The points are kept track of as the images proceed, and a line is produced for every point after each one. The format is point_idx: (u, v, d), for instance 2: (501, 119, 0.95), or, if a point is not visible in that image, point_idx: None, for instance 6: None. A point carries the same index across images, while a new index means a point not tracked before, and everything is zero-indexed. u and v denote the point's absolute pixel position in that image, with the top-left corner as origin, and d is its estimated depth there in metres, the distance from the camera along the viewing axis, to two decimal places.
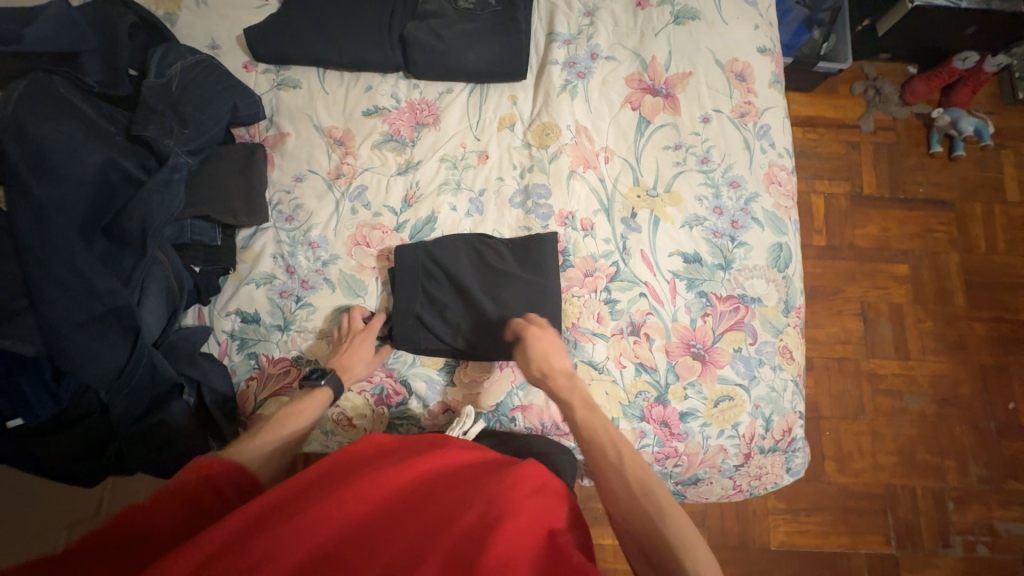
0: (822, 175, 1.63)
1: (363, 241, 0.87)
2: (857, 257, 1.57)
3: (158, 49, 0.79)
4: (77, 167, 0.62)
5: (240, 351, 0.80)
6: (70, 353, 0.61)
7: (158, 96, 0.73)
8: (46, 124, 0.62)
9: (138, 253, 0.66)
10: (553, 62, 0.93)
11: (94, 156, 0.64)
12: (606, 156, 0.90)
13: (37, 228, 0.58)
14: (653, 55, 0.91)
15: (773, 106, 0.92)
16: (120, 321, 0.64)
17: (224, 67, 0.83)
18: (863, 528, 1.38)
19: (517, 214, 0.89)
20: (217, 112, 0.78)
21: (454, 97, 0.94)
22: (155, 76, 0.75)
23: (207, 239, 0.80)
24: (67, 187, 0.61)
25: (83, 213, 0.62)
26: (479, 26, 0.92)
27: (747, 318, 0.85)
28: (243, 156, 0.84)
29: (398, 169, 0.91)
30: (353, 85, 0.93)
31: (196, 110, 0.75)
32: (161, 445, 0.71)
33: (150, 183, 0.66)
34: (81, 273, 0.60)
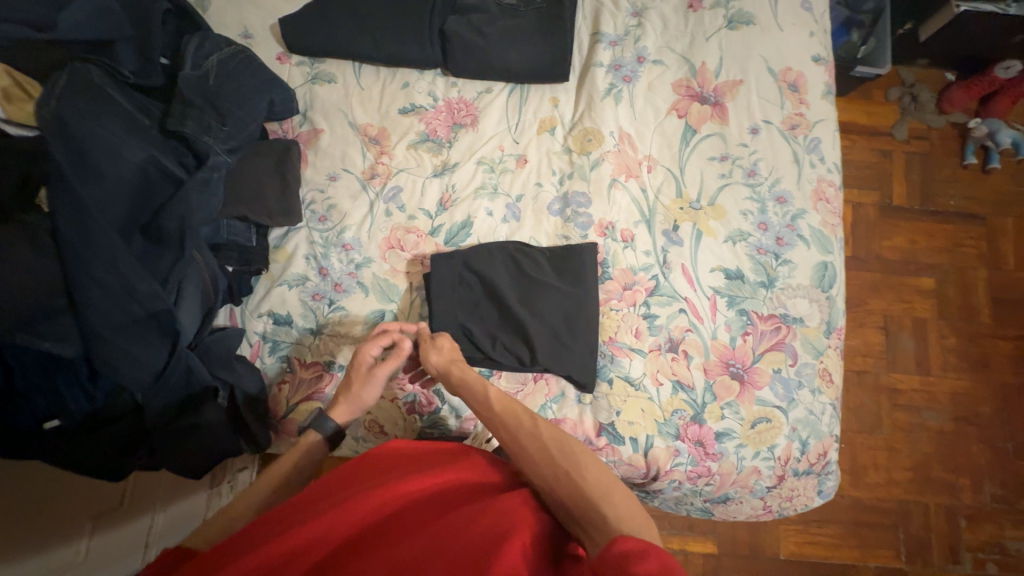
0: (851, 183, 1.59)
1: (397, 245, 0.84)
2: (882, 267, 1.53)
3: (195, 39, 0.76)
4: (118, 165, 0.60)
5: (272, 354, 0.79)
6: (110, 357, 0.59)
7: (196, 90, 0.71)
8: (88, 119, 0.59)
9: (176, 254, 0.64)
10: (598, 64, 0.89)
11: (136, 154, 0.62)
12: (649, 165, 0.87)
13: (79, 229, 0.56)
14: (703, 61, 0.87)
15: (825, 119, 0.88)
16: (159, 325, 0.62)
17: (260, 59, 0.80)
18: (875, 542, 1.36)
19: (554, 222, 0.87)
20: (256, 107, 0.75)
21: (493, 97, 0.91)
22: (192, 68, 0.72)
23: (242, 240, 0.77)
24: (109, 187, 0.59)
25: (122, 213, 0.60)
26: (522, 24, 0.89)
27: (789, 338, 0.83)
28: (278, 153, 0.82)
29: (434, 171, 0.88)
30: (389, 81, 0.90)
31: (234, 106, 0.73)
32: (194, 450, 0.70)
33: (190, 182, 0.64)
34: (122, 276, 0.58)
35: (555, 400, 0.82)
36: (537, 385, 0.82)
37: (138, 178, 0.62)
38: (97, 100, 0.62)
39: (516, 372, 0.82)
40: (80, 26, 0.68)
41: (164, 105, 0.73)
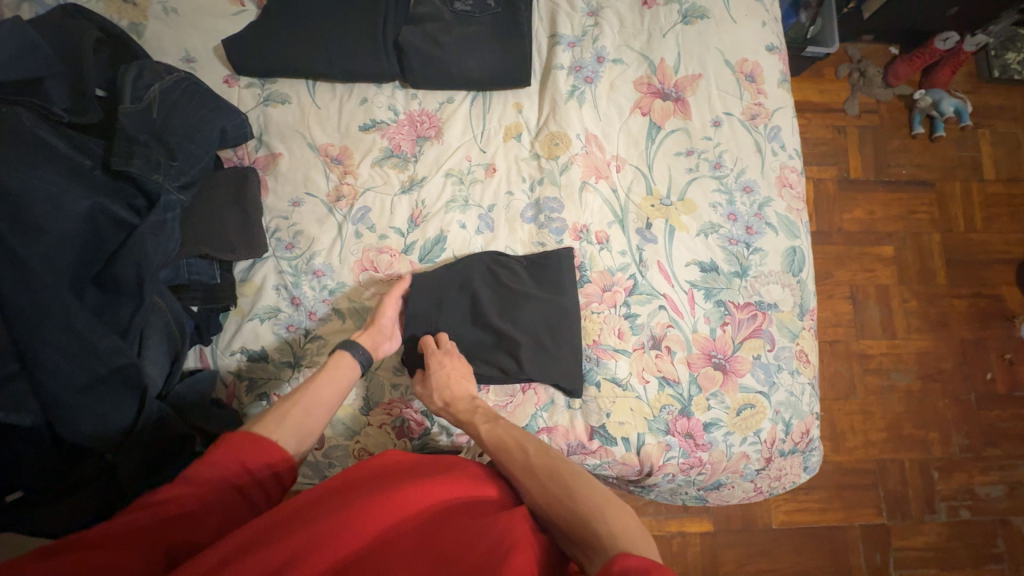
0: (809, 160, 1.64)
1: (370, 266, 0.82)
2: (844, 240, 1.59)
3: (131, 67, 0.71)
4: (61, 218, 0.56)
5: (250, 392, 0.76)
6: (74, 420, 0.56)
7: (139, 125, 0.66)
8: (22, 174, 0.55)
9: (135, 301, 0.61)
10: (559, 67, 0.88)
11: (79, 204, 0.58)
12: (617, 165, 0.88)
13: (25, 292, 0.52)
14: (662, 57, 0.88)
15: (783, 106, 0.90)
16: (125, 381, 0.59)
17: (205, 86, 0.76)
18: (858, 502, 1.42)
19: (529, 229, 0.86)
20: (207, 139, 0.72)
21: (456, 107, 0.89)
22: (132, 100, 0.68)
23: (206, 278, 0.73)
24: (53, 243, 0.55)
25: (70, 268, 0.57)
26: (478, 31, 0.87)
27: (765, 324, 0.85)
28: (236, 182, 0.78)
29: (402, 187, 0.86)
30: (346, 97, 0.87)
31: (184, 139, 0.70)
32: None
33: (142, 226, 0.61)
34: (80, 332, 0.55)
35: (545, 408, 0.82)
36: (526, 395, 0.82)
37: (85, 227, 0.58)
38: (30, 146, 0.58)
39: (503, 384, 0.81)
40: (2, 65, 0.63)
41: (105, 141, 0.69)
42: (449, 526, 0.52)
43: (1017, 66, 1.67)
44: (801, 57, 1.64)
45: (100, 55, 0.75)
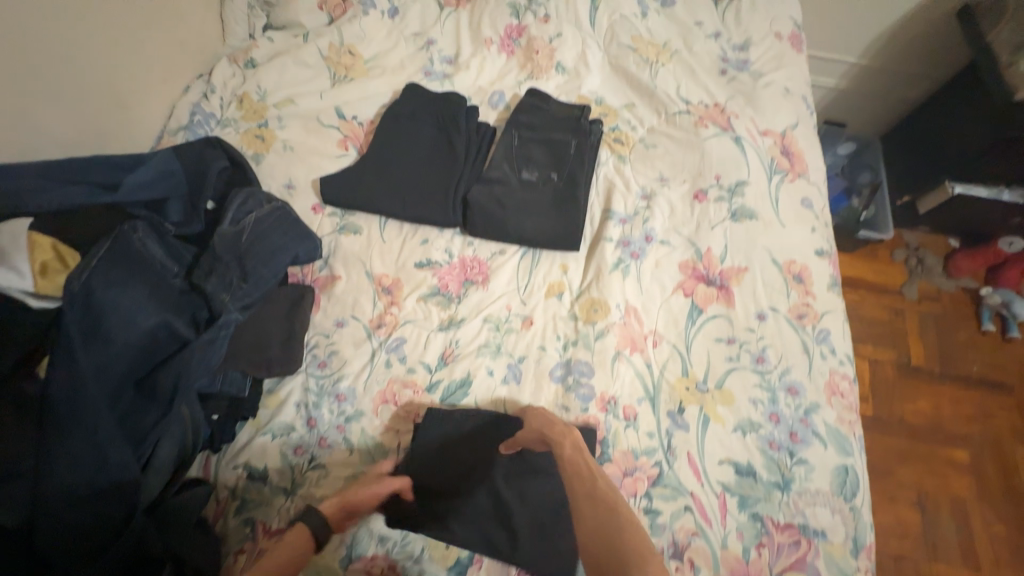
0: (865, 339, 1.56)
1: (391, 399, 0.82)
2: (910, 434, 1.42)
3: (240, 195, 0.83)
4: (128, 331, 0.61)
5: (236, 515, 0.72)
6: (56, 531, 0.55)
7: (228, 247, 0.75)
8: (113, 289, 0.62)
9: (162, 411, 0.64)
10: (608, 239, 0.94)
11: (149, 320, 0.63)
12: (655, 340, 0.87)
13: (69, 399, 0.55)
14: (709, 246, 0.92)
15: (832, 310, 0.88)
16: (118, 498, 0.58)
17: (295, 213, 0.87)
18: None
19: (555, 389, 0.84)
20: (280, 264, 0.79)
21: (507, 259, 0.95)
22: (230, 224, 0.78)
23: (234, 391, 0.74)
24: (112, 352, 0.60)
25: (117, 375, 0.61)
26: (539, 199, 0.97)
27: (810, 555, 0.73)
28: (293, 299, 0.83)
29: (440, 325, 0.89)
30: (411, 235, 0.96)
31: (260, 263, 0.77)
32: None
33: (195, 343, 0.66)
34: (99, 446, 0.56)
35: None
36: None
37: (144, 341, 0.63)
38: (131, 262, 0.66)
39: (498, 564, 0.72)
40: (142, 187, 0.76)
41: (197, 249, 0.78)
42: None
43: None
44: (853, 238, 1.66)
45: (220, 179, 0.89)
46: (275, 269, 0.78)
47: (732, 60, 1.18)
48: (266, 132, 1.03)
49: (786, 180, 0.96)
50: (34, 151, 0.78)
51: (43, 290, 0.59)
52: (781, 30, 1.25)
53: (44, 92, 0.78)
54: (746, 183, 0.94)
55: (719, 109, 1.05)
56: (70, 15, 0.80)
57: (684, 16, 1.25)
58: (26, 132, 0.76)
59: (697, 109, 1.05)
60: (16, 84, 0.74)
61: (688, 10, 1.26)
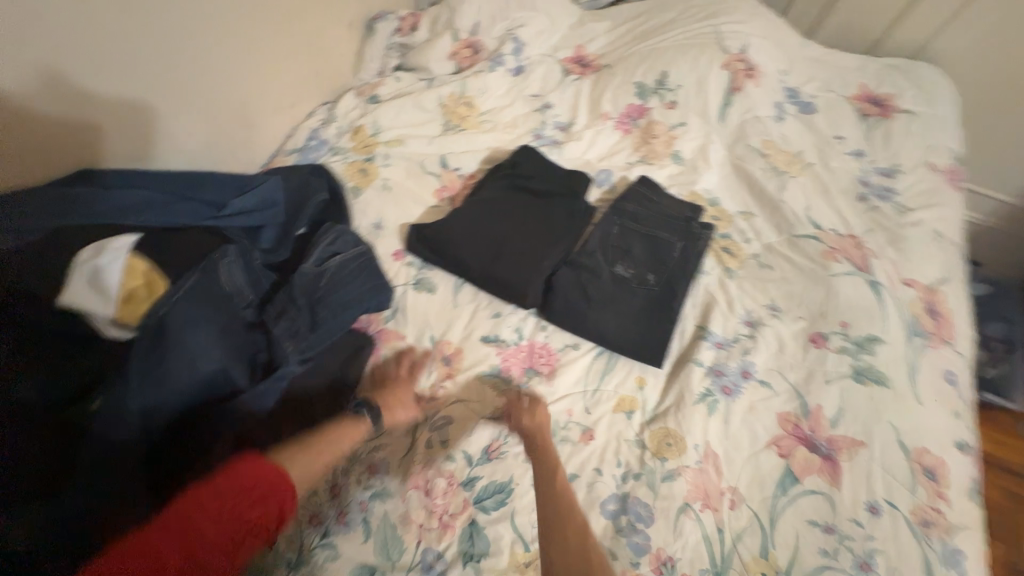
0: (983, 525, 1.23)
1: (423, 487, 0.75)
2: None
3: (330, 233, 0.82)
4: (187, 375, 0.59)
5: None
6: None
7: (305, 290, 0.74)
8: (188, 328, 0.60)
9: (192, 457, 0.60)
10: (697, 362, 0.83)
11: (210, 365, 0.61)
12: (732, 500, 0.74)
13: (106, 440, 0.52)
14: (819, 404, 0.77)
15: (970, 526, 0.71)
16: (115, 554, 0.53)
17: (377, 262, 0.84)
18: None
19: (605, 525, 0.73)
20: (348, 317, 0.77)
21: (579, 355, 0.86)
22: (312, 264, 0.77)
23: (269, 442, 0.69)
24: (167, 393, 0.58)
25: (165, 414, 0.58)
26: (629, 298, 0.88)
27: None
28: (349, 350, 0.79)
29: (494, 413, 0.81)
30: (484, 305, 0.90)
31: (330, 313, 0.75)
32: None
33: (246, 394, 0.63)
34: (120, 490, 0.53)
35: None
36: None
37: (200, 385, 0.61)
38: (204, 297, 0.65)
39: None
40: (244, 213, 0.77)
41: (276, 276, 0.78)
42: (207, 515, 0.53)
43: None
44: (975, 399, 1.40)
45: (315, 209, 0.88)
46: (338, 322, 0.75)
47: (873, 185, 1.05)
48: (370, 167, 1.03)
49: (928, 346, 0.81)
50: (141, 153, 0.79)
51: (122, 317, 0.58)
52: (936, 161, 1.10)
53: (161, 97, 0.79)
54: (880, 340, 0.80)
55: (855, 242, 0.92)
56: (229, 42, 0.87)
57: (823, 128, 1.14)
58: (135, 133, 0.77)
59: (829, 238, 0.93)
60: (164, 98, 0.79)
61: (829, 121, 1.15)
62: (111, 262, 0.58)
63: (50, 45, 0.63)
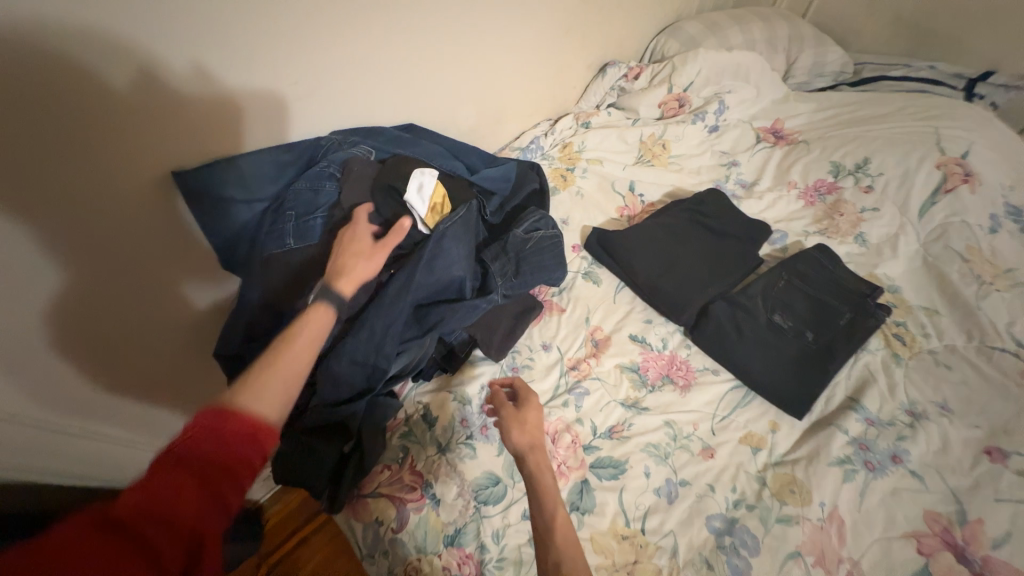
0: None
1: (552, 435, 0.85)
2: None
3: (537, 214, 1.01)
4: (443, 274, 0.78)
5: (400, 438, 0.85)
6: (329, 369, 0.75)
7: (514, 247, 0.94)
8: (452, 241, 0.79)
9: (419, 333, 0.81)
10: (842, 428, 0.82)
11: (457, 273, 0.79)
12: (850, 572, 0.71)
13: (390, 297, 0.75)
14: (981, 518, 0.72)
15: None
16: (366, 374, 0.76)
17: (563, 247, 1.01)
18: None
19: (705, 536, 0.76)
20: (538, 279, 0.93)
21: (717, 380, 0.92)
22: (523, 231, 0.96)
23: (456, 347, 0.88)
24: (428, 281, 0.77)
25: (420, 296, 0.78)
26: (782, 346, 0.91)
27: None
28: (524, 307, 0.97)
29: (625, 400, 0.91)
30: (637, 310, 1.02)
31: (527, 271, 0.92)
32: (296, 470, 0.76)
33: (465, 303, 0.81)
34: (382, 332, 0.75)
35: None
36: None
37: (445, 285, 0.79)
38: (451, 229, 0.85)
39: None
40: (492, 178, 0.97)
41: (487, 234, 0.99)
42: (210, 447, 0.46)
43: None
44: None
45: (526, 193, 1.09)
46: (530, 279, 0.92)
47: None
48: (570, 175, 1.23)
49: None
50: (283, 137, 0.79)
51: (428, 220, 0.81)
52: None
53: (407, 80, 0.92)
54: None
55: None
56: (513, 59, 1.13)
57: None
58: (275, 125, 0.77)
59: None
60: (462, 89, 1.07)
61: None
62: (425, 183, 0.80)
63: (199, 37, 0.62)
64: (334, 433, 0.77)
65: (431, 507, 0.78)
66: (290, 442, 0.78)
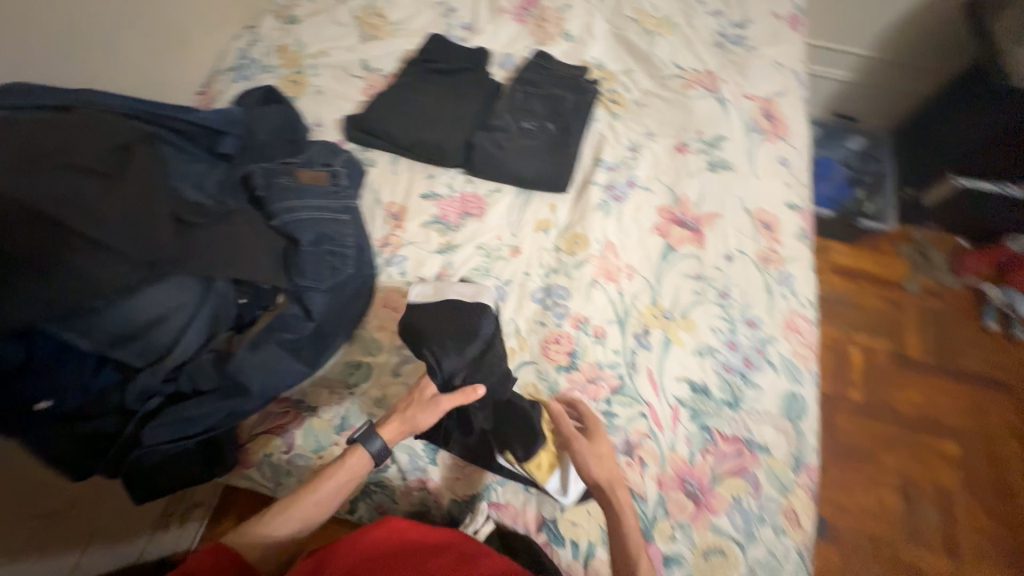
0: (870, 328, 1.70)
1: (391, 305, 0.95)
2: (871, 414, 1.57)
3: (301, 146, 0.99)
4: (223, 232, 0.79)
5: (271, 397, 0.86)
6: (138, 355, 0.74)
7: (277, 176, 0.91)
8: (228, 217, 0.81)
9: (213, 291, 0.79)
10: (594, 183, 1.03)
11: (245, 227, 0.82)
12: (628, 273, 0.96)
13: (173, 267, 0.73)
14: (685, 193, 1.00)
15: (798, 258, 0.96)
16: (184, 350, 0.77)
17: (345, 164, 1.01)
18: None
19: (534, 308, 0.94)
20: (320, 201, 0.92)
21: (501, 196, 1.05)
22: (281, 162, 0.94)
23: (266, 300, 0.87)
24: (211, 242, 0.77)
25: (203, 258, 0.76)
26: (534, 144, 1.07)
27: (751, 466, 0.80)
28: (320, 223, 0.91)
29: (438, 248, 1.00)
30: (418, 172, 1.08)
31: (305, 195, 0.91)
32: (167, 471, 0.79)
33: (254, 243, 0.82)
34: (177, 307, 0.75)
35: (502, 482, 0.81)
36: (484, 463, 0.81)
37: (229, 238, 0.80)
38: (186, 170, 0.84)
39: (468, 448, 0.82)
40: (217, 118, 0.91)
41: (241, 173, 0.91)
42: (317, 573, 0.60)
43: None
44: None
45: (280, 120, 1.01)
46: (332, 209, 0.92)
47: (729, 35, 1.25)
48: (300, 78, 1.16)
49: (765, 138, 1.06)
50: None
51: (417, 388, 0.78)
52: (779, 10, 1.31)
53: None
54: (725, 138, 1.03)
55: (708, 74, 1.14)
56: None
57: None
58: None
59: (688, 74, 1.14)
60: (93, 22, 0.91)
61: None
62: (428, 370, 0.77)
63: None
64: (199, 433, 0.78)
65: (313, 416, 0.84)
66: (162, 466, 0.78)
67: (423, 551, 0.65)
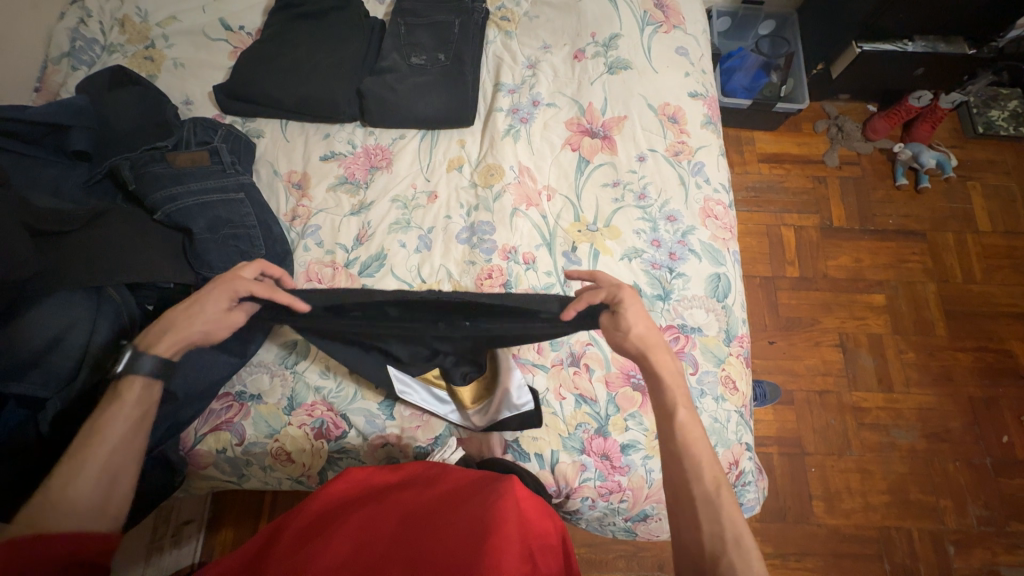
0: (799, 208, 1.78)
1: (315, 277, 0.89)
2: (808, 286, 1.68)
3: (168, 124, 0.89)
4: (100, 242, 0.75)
5: (222, 401, 0.83)
6: (41, 382, 0.70)
7: (147, 169, 0.84)
8: (101, 227, 0.76)
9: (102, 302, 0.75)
10: (498, 109, 1.00)
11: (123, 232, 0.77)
12: (548, 195, 0.95)
13: (48, 285, 0.70)
14: (590, 102, 0.99)
15: (706, 145, 0.98)
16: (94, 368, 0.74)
17: (229, 137, 0.92)
18: (861, 559, 1.40)
19: (462, 249, 0.92)
20: (203, 186, 0.85)
21: (407, 142, 1.00)
22: (147, 149, 0.86)
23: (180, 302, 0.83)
24: (85, 253, 0.73)
25: (78, 271, 0.72)
26: (428, 79, 1.00)
27: (688, 347, 0.86)
28: (213, 209, 0.85)
29: (352, 210, 0.95)
30: (312, 133, 1.01)
31: (184, 184, 0.85)
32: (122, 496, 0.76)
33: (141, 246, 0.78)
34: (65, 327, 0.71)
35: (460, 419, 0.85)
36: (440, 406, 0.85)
37: (105, 245, 0.75)
38: (34, 177, 0.80)
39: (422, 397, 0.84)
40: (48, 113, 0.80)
41: (105, 171, 0.85)
42: (312, 519, 0.64)
43: (1000, 122, 1.84)
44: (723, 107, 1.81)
45: (133, 101, 0.89)
46: (219, 190, 0.86)
47: None
48: (154, 52, 1.03)
49: (660, 30, 1.04)
50: None
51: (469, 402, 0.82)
52: None
53: None
54: (618, 36, 1.02)
55: None
56: None
57: None
58: None
59: None
60: None
61: None
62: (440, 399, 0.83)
63: None
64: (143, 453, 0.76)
65: (257, 401, 0.83)
66: None
67: (389, 490, 0.69)
